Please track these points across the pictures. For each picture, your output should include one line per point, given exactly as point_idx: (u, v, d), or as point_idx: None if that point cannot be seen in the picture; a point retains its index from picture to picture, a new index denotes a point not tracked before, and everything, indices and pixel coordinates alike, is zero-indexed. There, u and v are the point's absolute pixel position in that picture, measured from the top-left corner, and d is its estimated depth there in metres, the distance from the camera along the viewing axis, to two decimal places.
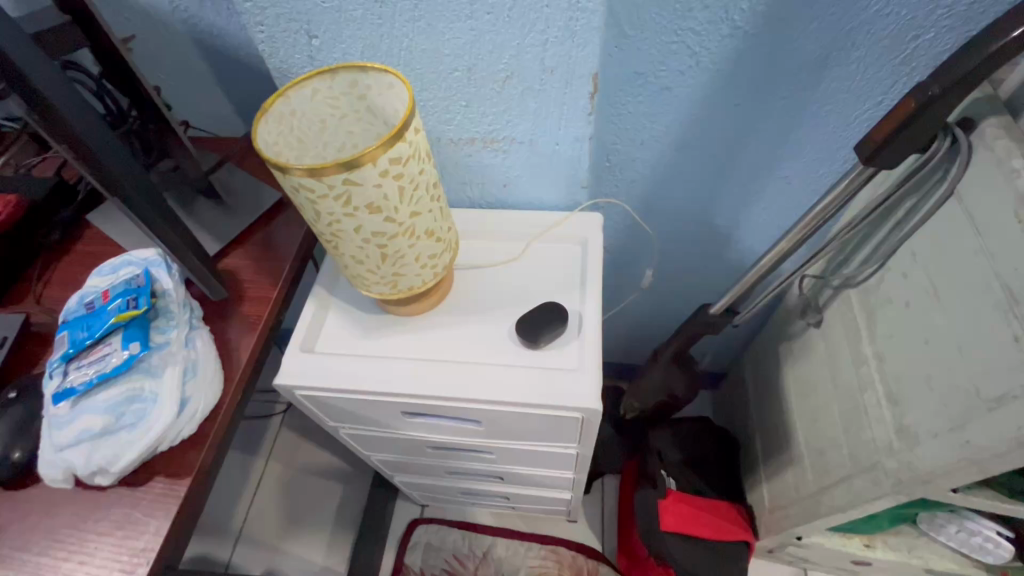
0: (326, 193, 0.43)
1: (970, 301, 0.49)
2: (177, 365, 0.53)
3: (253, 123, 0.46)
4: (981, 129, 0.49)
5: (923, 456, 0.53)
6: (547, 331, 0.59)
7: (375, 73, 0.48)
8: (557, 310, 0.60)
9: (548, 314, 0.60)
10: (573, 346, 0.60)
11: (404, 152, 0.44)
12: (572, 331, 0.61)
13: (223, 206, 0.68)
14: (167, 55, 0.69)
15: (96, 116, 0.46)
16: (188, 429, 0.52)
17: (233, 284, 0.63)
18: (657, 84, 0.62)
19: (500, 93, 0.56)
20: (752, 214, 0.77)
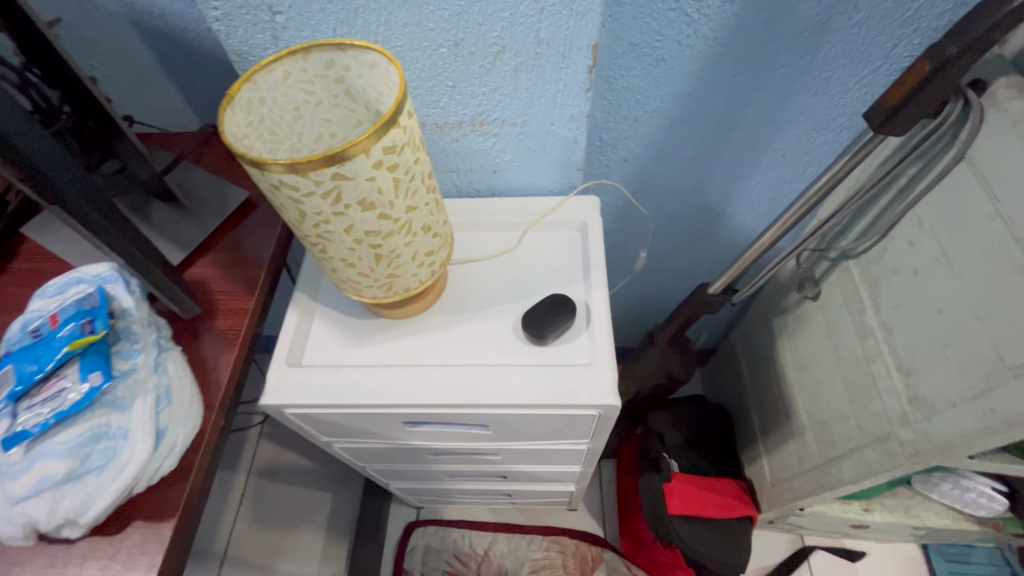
0: (312, 190, 0.38)
1: (986, 268, 0.48)
2: (148, 394, 0.47)
3: (218, 113, 0.40)
4: (992, 90, 0.48)
5: (941, 425, 0.53)
6: (555, 324, 0.55)
7: (354, 51, 0.42)
8: (566, 301, 0.57)
9: (556, 305, 0.57)
10: (582, 339, 0.56)
11: (399, 139, 0.39)
12: (580, 322, 0.58)
13: (182, 210, 0.61)
14: (102, 42, 0.61)
15: (21, 114, 0.39)
16: (167, 465, 0.46)
17: (203, 296, 0.57)
18: (653, 56, 0.58)
19: (492, 69, 0.51)
20: (748, 188, 0.75)
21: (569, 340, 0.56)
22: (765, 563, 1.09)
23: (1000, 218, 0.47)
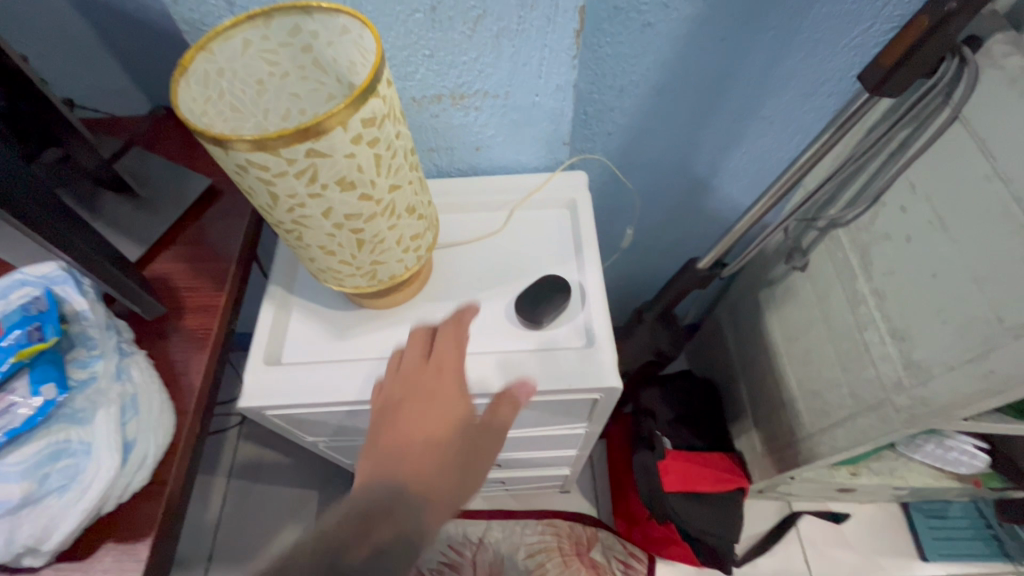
0: (284, 170, 0.34)
1: (984, 229, 0.48)
2: (111, 405, 0.42)
3: (170, 86, 0.35)
4: (988, 47, 0.47)
5: (937, 389, 0.53)
6: (549, 306, 0.53)
7: (321, 15, 0.38)
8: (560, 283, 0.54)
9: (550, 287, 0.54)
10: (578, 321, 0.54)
11: (378, 111, 0.35)
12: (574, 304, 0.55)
13: (136, 201, 0.56)
14: (31, 15, 0.54)
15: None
16: (138, 480, 0.42)
17: (167, 294, 0.52)
18: (639, 21, 0.55)
19: (472, 36, 0.47)
20: (734, 159, 0.73)
21: (566, 322, 0.54)
22: (756, 532, 1.11)
23: (998, 177, 0.46)
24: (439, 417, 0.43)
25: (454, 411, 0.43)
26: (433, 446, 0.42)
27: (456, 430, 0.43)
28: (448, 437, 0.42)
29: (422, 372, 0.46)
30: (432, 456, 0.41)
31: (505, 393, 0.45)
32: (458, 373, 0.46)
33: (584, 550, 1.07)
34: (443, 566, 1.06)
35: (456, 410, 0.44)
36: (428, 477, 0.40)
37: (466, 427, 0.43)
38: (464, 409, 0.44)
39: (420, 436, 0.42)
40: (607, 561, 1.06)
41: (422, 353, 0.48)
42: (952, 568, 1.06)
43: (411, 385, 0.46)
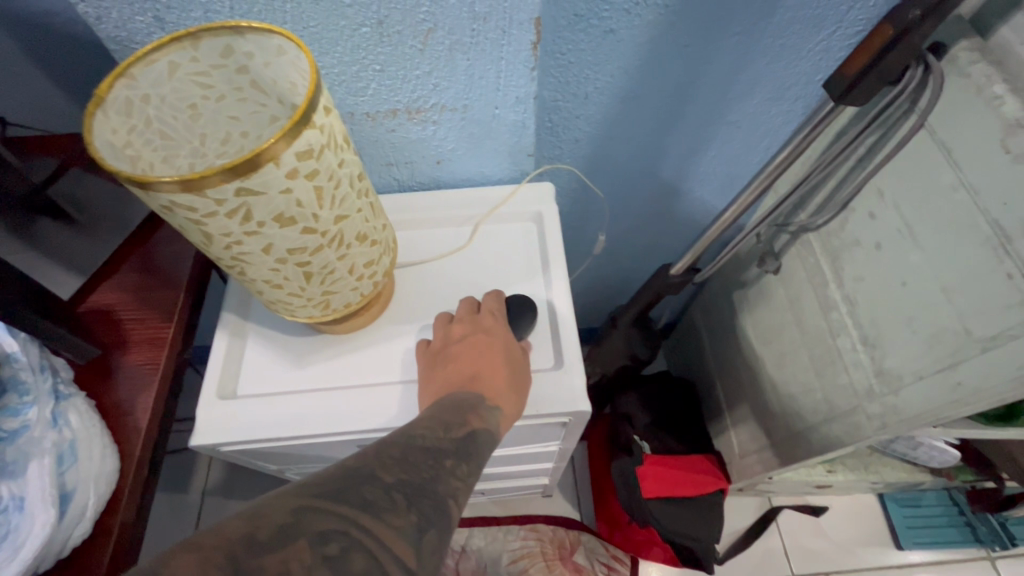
0: (214, 209, 0.31)
1: (951, 240, 0.47)
2: (45, 456, 0.40)
3: (83, 119, 0.33)
4: (952, 54, 0.46)
5: (907, 400, 0.53)
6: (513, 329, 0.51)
7: (254, 34, 0.35)
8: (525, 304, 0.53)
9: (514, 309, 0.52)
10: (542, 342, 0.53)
11: (316, 142, 0.33)
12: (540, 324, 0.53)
13: (75, 227, 0.51)
14: None
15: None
16: (79, 532, 0.40)
17: (111, 329, 0.50)
18: (601, 28, 0.53)
19: (424, 50, 0.45)
20: (705, 164, 0.72)
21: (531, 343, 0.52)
22: (736, 529, 1.12)
23: (964, 188, 0.45)
24: (503, 346, 0.47)
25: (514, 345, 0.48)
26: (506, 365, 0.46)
27: (517, 359, 0.47)
28: (514, 362, 0.47)
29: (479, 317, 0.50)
30: (505, 378, 0.45)
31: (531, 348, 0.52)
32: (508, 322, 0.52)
33: (567, 554, 1.06)
34: None
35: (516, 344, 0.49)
36: (506, 390, 0.44)
37: (523, 360, 0.48)
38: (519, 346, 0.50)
39: (493, 362, 0.45)
40: (590, 565, 1.05)
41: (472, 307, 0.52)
42: (928, 557, 1.08)
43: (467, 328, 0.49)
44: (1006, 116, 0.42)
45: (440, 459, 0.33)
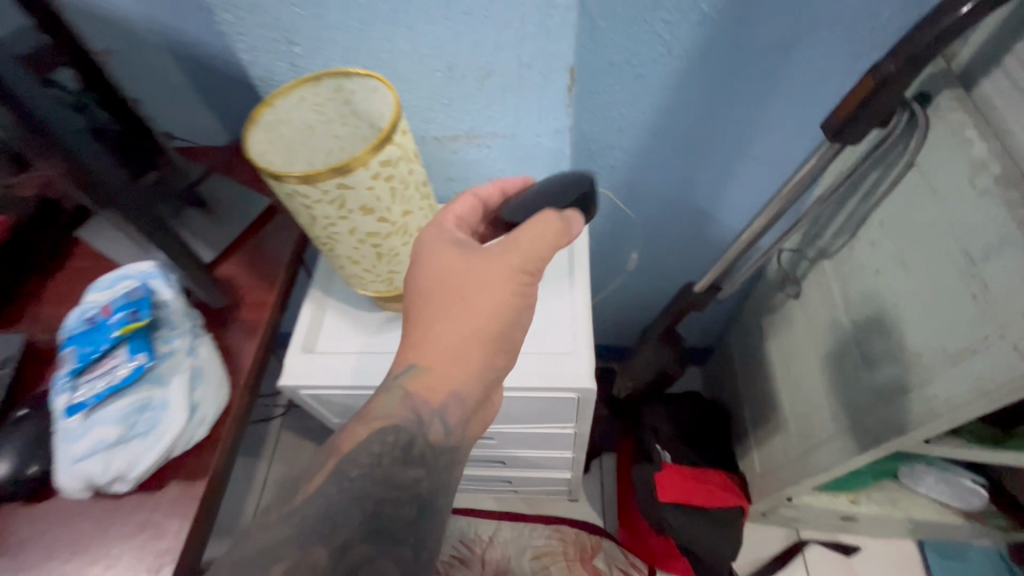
0: (320, 198, 0.45)
1: (933, 266, 0.52)
2: (184, 373, 0.54)
3: (243, 134, 0.48)
4: (937, 102, 0.53)
5: (896, 413, 0.57)
6: (537, 201, 0.53)
7: (358, 78, 0.49)
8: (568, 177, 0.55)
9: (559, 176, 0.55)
10: (547, 211, 0.50)
11: (393, 154, 0.45)
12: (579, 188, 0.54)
13: (211, 215, 0.68)
14: (146, 69, 0.69)
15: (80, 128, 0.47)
16: (200, 433, 0.54)
17: (231, 292, 0.65)
18: (633, 73, 0.64)
19: (482, 90, 0.58)
20: (730, 193, 0.79)
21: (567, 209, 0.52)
22: (761, 556, 1.12)
23: (943, 219, 0.51)
24: (458, 277, 0.48)
25: (463, 266, 0.48)
26: (449, 305, 0.47)
27: (474, 279, 0.47)
28: (460, 287, 0.47)
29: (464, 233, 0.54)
30: (459, 313, 0.47)
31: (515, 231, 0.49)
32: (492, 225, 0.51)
33: (588, 557, 1.12)
34: (454, 560, 1.14)
35: (467, 267, 0.48)
36: (438, 344, 0.47)
37: (493, 266, 0.47)
38: (479, 261, 0.48)
39: (449, 299, 0.47)
40: (609, 570, 1.10)
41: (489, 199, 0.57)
42: None
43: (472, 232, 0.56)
44: (974, 157, 0.48)
45: (281, 559, 0.38)
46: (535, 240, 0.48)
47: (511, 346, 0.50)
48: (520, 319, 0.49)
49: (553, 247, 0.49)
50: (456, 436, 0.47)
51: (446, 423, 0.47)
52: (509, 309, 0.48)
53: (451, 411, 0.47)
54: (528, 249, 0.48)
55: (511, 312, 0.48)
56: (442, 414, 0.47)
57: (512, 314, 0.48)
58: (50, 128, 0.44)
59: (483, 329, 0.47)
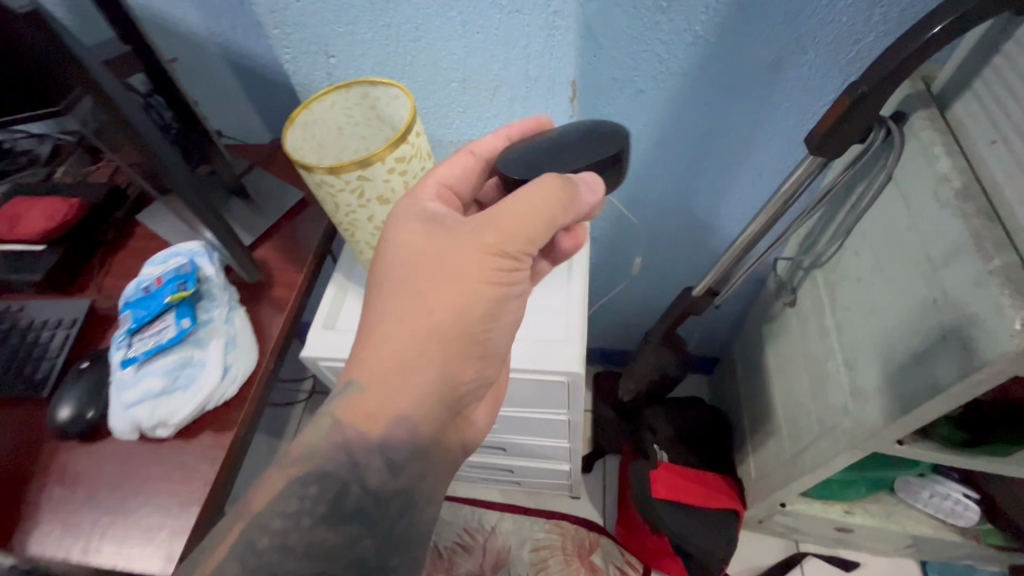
0: (343, 187, 0.52)
1: (906, 272, 0.55)
2: (220, 338, 0.62)
3: (283, 132, 0.56)
4: (912, 121, 0.56)
5: (870, 413, 0.60)
6: (531, 158, 0.52)
7: (382, 86, 0.56)
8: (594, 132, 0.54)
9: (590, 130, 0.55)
10: (554, 176, 0.47)
11: (407, 152, 0.52)
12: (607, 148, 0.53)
13: (252, 205, 0.77)
14: (205, 76, 0.79)
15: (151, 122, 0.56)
16: (231, 391, 0.61)
17: (264, 272, 0.72)
18: (634, 88, 0.69)
19: (493, 100, 0.64)
20: (730, 204, 0.84)
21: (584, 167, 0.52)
22: (758, 565, 1.13)
23: (913, 229, 0.54)
24: (421, 265, 0.46)
25: (429, 253, 0.46)
26: (403, 302, 0.45)
27: (439, 268, 0.45)
28: (415, 283, 0.45)
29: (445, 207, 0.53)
30: (417, 305, 0.44)
31: (490, 212, 0.46)
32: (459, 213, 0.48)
33: (585, 553, 1.15)
34: (457, 546, 1.19)
35: (424, 259, 0.46)
36: (381, 355, 0.44)
37: (459, 255, 0.45)
38: (436, 253, 0.45)
39: (412, 288, 0.45)
40: (605, 565, 1.14)
41: (490, 147, 0.58)
42: None
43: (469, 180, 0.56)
44: (939, 171, 0.51)
45: None
46: (517, 213, 0.45)
47: (477, 349, 0.46)
48: (487, 314, 0.45)
49: (542, 228, 0.46)
50: (404, 467, 0.44)
51: (390, 457, 0.44)
52: (471, 301, 0.44)
53: (396, 441, 0.44)
54: (500, 229, 0.45)
55: (471, 306, 0.45)
56: (384, 446, 0.44)
57: (474, 308, 0.45)
58: (129, 119, 0.53)
59: (438, 327, 0.44)
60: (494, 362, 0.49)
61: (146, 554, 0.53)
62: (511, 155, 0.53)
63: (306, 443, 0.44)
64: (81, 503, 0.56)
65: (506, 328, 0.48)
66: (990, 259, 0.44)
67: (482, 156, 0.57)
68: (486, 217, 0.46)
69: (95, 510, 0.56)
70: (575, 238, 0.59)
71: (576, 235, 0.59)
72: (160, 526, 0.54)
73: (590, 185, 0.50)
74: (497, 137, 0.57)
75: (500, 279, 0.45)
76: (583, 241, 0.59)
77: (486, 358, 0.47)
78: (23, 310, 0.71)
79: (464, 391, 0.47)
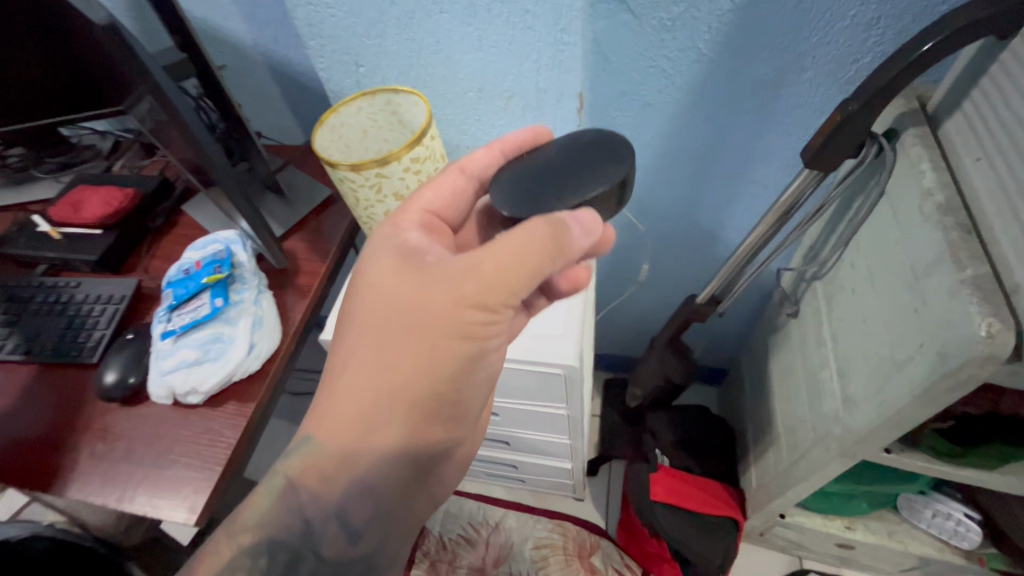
0: (363, 183, 0.58)
1: (892, 282, 0.57)
2: (248, 317, 0.68)
3: (313, 133, 0.62)
4: (904, 138, 0.59)
5: (856, 420, 0.61)
6: (522, 187, 0.53)
7: (404, 94, 0.62)
8: (598, 161, 0.52)
9: (594, 154, 0.53)
10: (540, 220, 0.46)
11: (421, 153, 0.58)
12: (608, 177, 0.51)
13: (285, 200, 0.84)
14: (249, 81, 0.87)
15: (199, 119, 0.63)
16: (255, 366, 0.67)
17: (291, 261, 0.79)
18: (641, 100, 0.73)
19: (506, 108, 0.69)
20: (735, 214, 0.86)
21: (582, 199, 0.50)
22: None
23: (901, 241, 0.56)
24: (396, 314, 0.47)
25: (405, 301, 0.47)
26: (376, 354, 0.47)
27: (412, 321, 0.46)
28: (387, 336, 0.47)
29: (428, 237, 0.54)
30: (387, 358, 0.46)
31: (469, 263, 0.46)
32: (432, 264, 0.49)
33: (585, 554, 1.16)
34: (460, 538, 1.22)
35: (392, 316, 0.47)
36: (343, 417, 0.46)
37: (432, 310, 0.46)
38: (404, 311, 0.47)
39: (386, 335, 0.47)
40: (605, 568, 1.13)
41: (483, 163, 0.58)
42: None
43: (459, 202, 0.58)
44: (925, 186, 0.53)
45: None
46: (497, 266, 0.45)
47: (442, 410, 0.48)
48: (453, 374, 0.47)
49: (525, 276, 0.45)
50: (362, 531, 0.49)
51: (347, 521, 0.48)
52: (437, 364, 0.46)
53: (355, 505, 0.48)
54: (476, 283, 0.46)
55: (436, 369, 0.47)
56: (341, 513, 0.48)
57: (439, 370, 0.47)
58: (180, 116, 0.60)
59: (400, 391, 0.46)
60: (463, 421, 0.51)
61: (171, 507, 0.59)
62: (505, 184, 0.54)
63: (258, 507, 0.48)
64: (117, 458, 0.63)
65: (475, 388, 0.50)
66: (963, 269, 0.46)
67: (472, 173, 0.58)
68: (463, 268, 0.47)
69: (130, 465, 0.62)
70: (574, 280, 0.59)
71: (576, 276, 0.59)
72: (185, 482, 0.60)
73: (584, 227, 0.47)
74: (490, 151, 0.58)
75: (468, 336, 0.47)
76: (583, 286, 0.59)
77: (453, 419, 0.50)
78: (80, 285, 0.78)
79: (430, 451, 0.50)
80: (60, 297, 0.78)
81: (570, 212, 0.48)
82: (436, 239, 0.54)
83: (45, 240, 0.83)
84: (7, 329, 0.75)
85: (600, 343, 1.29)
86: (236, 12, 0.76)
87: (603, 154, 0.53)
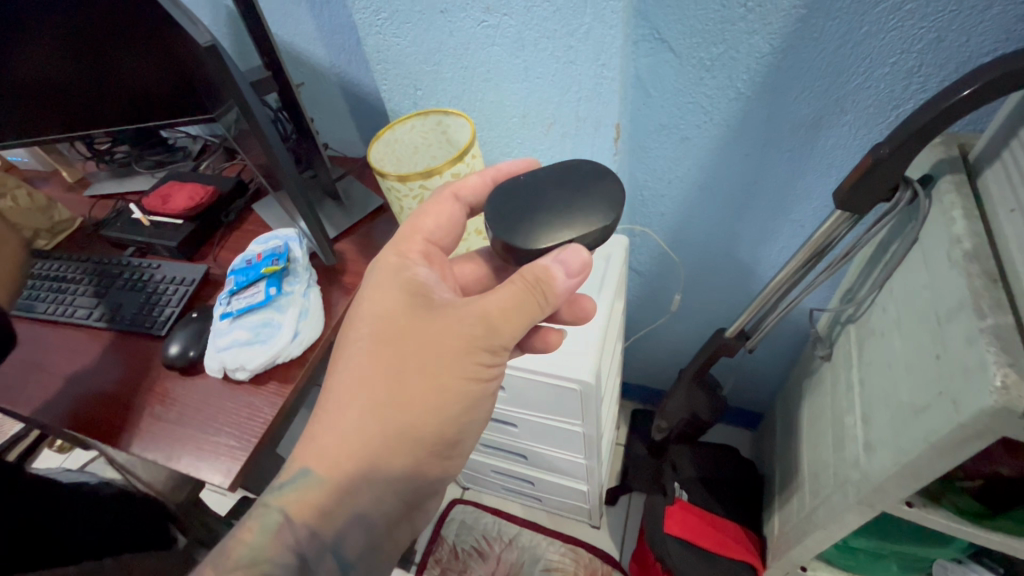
0: (408, 193, 0.65)
1: (921, 329, 0.56)
2: (296, 308, 0.76)
3: (370, 147, 0.69)
4: (941, 185, 0.59)
5: (874, 468, 0.60)
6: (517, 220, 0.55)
7: (453, 116, 0.68)
8: (593, 206, 0.55)
9: (586, 192, 0.56)
10: (519, 276, 0.49)
11: (462, 170, 0.64)
12: (596, 217, 0.54)
13: (342, 206, 0.93)
14: (323, 98, 0.96)
15: (273, 127, 0.71)
16: (296, 352, 0.73)
17: (341, 260, 0.86)
18: (678, 134, 0.76)
19: (547, 134, 0.75)
20: (770, 251, 0.86)
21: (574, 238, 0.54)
22: None
23: (930, 287, 0.55)
24: (412, 357, 0.49)
25: (416, 334, 0.49)
26: (385, 392, 0.48)
27: (427, 361, 0.48)
28: (396, 374, 0.49)
29: (432, 269, 0.57)
30: (401, 400, 0.48)
31: (485, 315, 0.49)
32: (442, 305, 0.51)
33: None
34: (473, 550, 1.24)
35: (397, 353, 0.49)
36: (346, 451, 0.47)
37: (447, 352, 0.48)
38: (410, 353, 0.49)
39: (400, 375, 0.49)
40: None
41: (476, 188, 0.62)
42: None
43: (454, 225, 0.61)
44: (955, 234, 0.53)
45: None
46: (504, 311, 0.48)
47: (442, 448, 0.51)
48: (457, 413, 0.50)
49: (524, 321, 0.49)
50: (353, 566, 0.50)
51: (342, 554, 0.50)
52: (444, 405, 0.49)
53: (352, 536, 0.50)
54: (483, 326, 0.49)
55: (439, 406, 0.49)
56: (337, 545, 0.49)
57: (447, 411, 0.49)
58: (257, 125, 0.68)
59: (403, 430, 0.48)
60: (457, 459, 0.54)
61: (208, 470, 0.65)
62: (496, 203, 0.57)
63: (250, 545, 0.48)
64: (169, 422, 0.70)
65: (474, 428, 0.53)
66: (984, 317, 0.45)
67: (465, 199, 0.61)
68: (474, 308, 0.49)
69: (178, 429, 0.69)
70: (544, 341, 0.62)
71: (546, 338, 0.62)
72: (224, 450, 0.66)
73: (568, 270, 0.50)
74: (481, 178, 0.62)
75: (474, 377, 0.50)
76: (588, 314, 0.64)
77: (450, 457, 0.53)
78: (158, 267, 0.88)
79: (424, 484, 0.52)
80: (141, 275, 0.88)
81: (557, 254, 0.51)
82: (436, 270, 0.58)
83: (136, 226, 0.94)
84: (96, 299, 0.86)
85: (630, 370, 1.29)
86: (317, 38, 0.86)
87: (592, 191, 0.56)
